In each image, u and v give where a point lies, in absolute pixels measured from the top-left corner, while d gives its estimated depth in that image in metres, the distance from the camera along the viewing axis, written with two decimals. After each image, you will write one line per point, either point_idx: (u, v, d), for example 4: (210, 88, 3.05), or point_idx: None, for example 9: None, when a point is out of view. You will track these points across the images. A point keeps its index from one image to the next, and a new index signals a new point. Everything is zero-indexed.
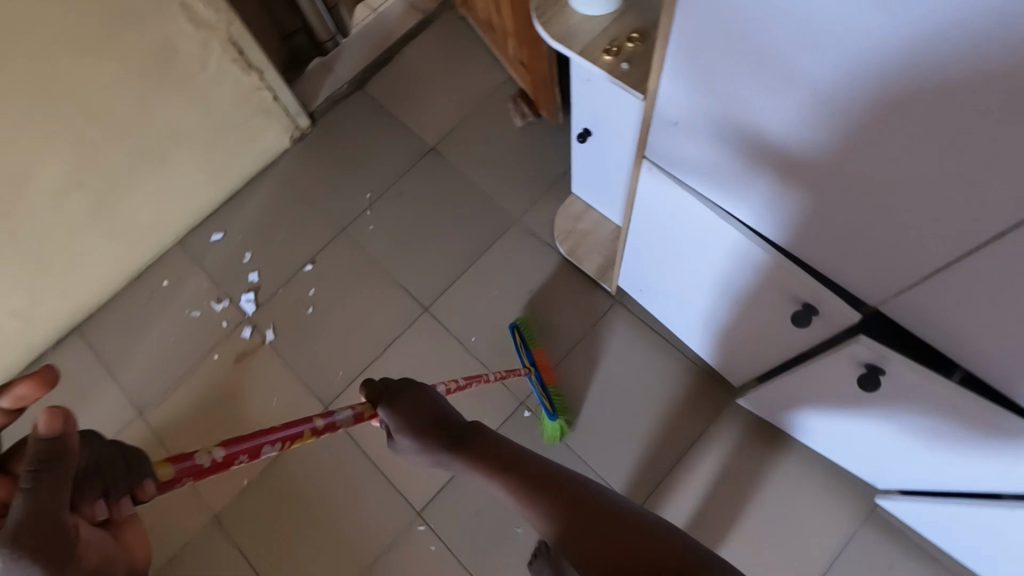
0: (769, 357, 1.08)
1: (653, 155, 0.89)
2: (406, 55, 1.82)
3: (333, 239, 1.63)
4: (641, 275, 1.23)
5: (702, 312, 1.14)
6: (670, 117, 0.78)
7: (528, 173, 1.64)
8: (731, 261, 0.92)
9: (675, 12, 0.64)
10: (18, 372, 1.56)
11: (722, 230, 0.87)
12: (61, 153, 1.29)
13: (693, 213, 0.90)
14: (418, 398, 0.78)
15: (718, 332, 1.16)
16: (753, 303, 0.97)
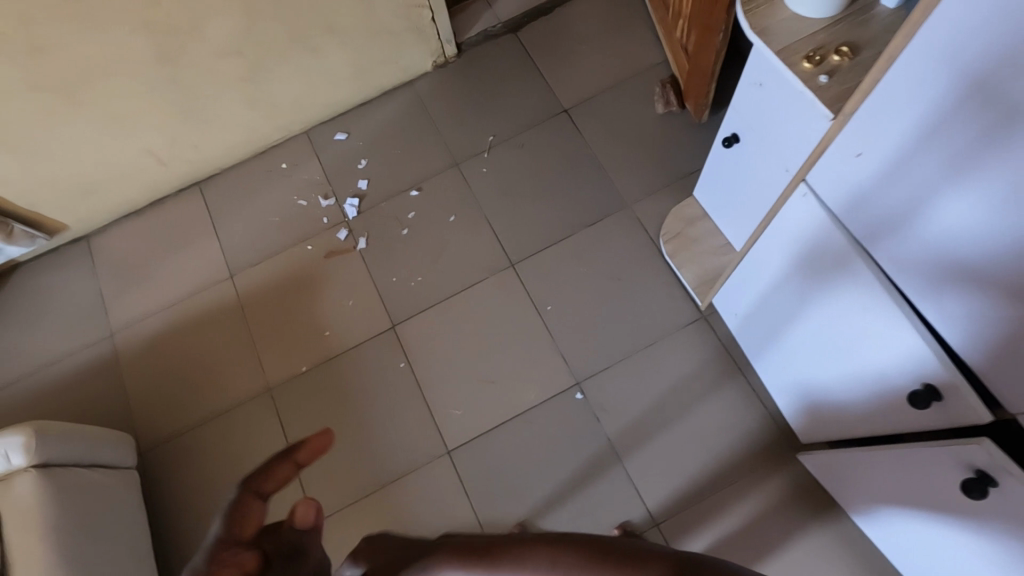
0: (859, 422, 1.02)
1: (814, 180, 0.83)
2: (569, 11, 1.78)
3: (445, 170, 1.65)
4: (744, 300, 1.21)
5: (799, 356, 1.09)
6: (851, 148, 0.73)
7: (654, 163, 1.58)
8: (861, 314, 0.85)
9: (918, 29, 0.57)
10: (142, 205, 1.71)
11: (863, 281, 0.81)
12: (232, 16, 1.35)
13: (837, 257, 0.84)
14: None
15: (809, 380, 1.11)
16: (869, 363, 0.90)
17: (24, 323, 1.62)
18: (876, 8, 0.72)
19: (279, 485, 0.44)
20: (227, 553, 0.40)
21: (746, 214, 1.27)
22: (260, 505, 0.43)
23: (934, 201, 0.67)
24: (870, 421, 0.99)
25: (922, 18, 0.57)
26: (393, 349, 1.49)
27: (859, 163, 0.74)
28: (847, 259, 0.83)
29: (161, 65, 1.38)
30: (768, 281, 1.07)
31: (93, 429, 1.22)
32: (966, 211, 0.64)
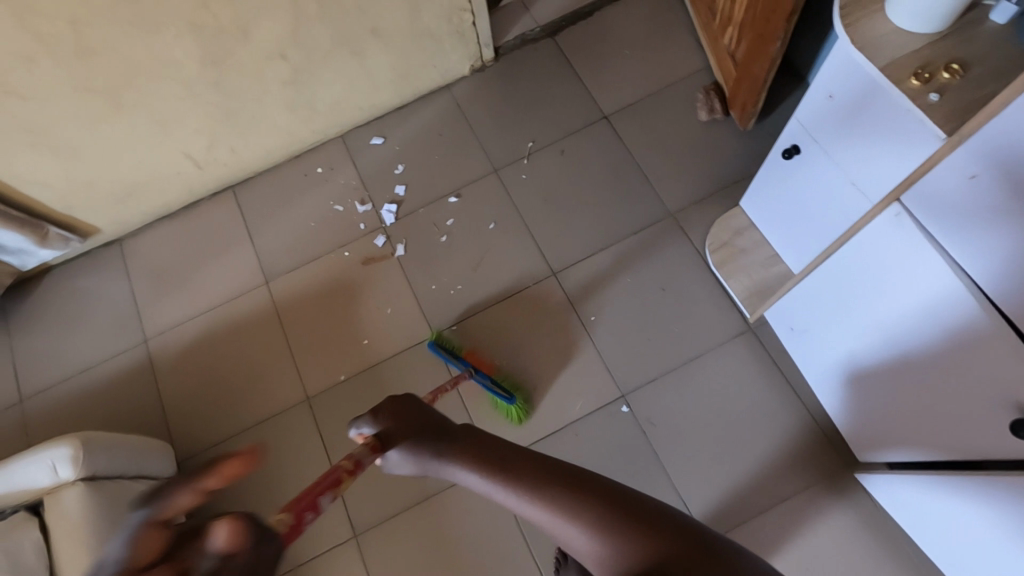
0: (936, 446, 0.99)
1: (910, 201, 0.81)
2: (609, 15, 1.76)
3: (484, 176, 1.63)
4: (808, 314, 1.19)
5: (874, 371, 1.07)
6: (962, 171, 0.72)
7: (697, 171, 1.56)
8: (964, 335, 0.83)
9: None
10: (175, 208, 1.68)
11: (965, 299, 0.80)
12: (280, 19, 1.33)
13: (937, 277, 0.82)
14: (406, 406, 0.79)
15: (881, 399, 1.08)
16: (962, 384, 0.88)
17: (58, 327, 1.59)
18: (985, 23, 0.70)
19: (179, 512, 0.50)
20: None
21: (803, 227, 1.25)
22: (159, 530, 0.49)
23: None
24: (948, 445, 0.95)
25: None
26: (433, 358, 1.47)
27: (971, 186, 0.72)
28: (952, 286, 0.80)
29: (206, 68, 1.36)
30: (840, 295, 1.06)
31: (138, 440, 1.20)
32: None
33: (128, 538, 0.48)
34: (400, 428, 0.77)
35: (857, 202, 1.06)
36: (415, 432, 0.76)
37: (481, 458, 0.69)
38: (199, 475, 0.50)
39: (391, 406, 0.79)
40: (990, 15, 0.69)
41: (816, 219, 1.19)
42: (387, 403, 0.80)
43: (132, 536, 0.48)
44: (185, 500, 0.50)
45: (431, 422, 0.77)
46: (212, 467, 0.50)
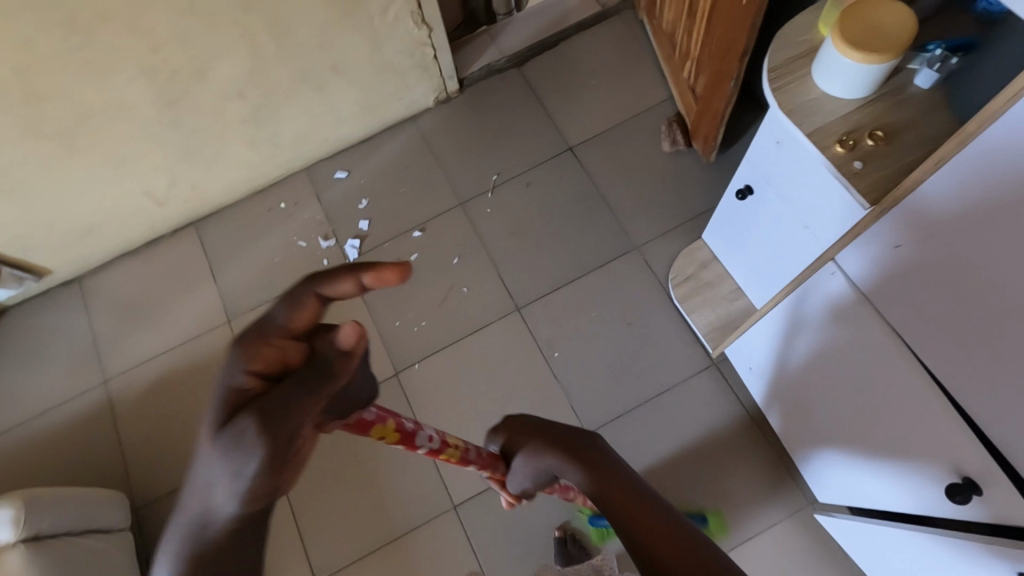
0: (874, 500, 0.98)
1: (842, 261, 0.81)
2: (574, 46, 1.76)
3: (448, 210, 1.62)
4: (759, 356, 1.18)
5: (817, 423, 1.05)
6: (890, 238, 0.71)
7: (661, 204, 1.56)
8: (895, 399, 0.82)
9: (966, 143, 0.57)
10: (136, 245, 1.66)
11: (899, 362, 0.79)
12: (236, 60, 1.33)
13: (870, 338, 0.82)
14: (529, 423, 0.79)
15: (824, 447, 1.07)
16: (891, 444, 0.87)
17: (15, 369, 1.56)
18: (909, 87, 0.70)
19: (338, 298, 0.47)
20: (268, 347, 0.47)
21: (761, 265, 1.25)
22: (316, 305, 0.47)
23: (961, 279, 0.65)
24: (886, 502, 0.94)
25: (976, 133, 0.56)
26: (396, 397, 1.46)
27: (896, 254, 0.72)
28: (886, 344, 0.79)
29: (162, 110, 1.35)
30: (786, 344, 1.04)
31: (102, 489, 1.23)
32: (996, 289, 0.61)
33: (287, 295, 0.47)
34: (526, 439, 0.76)
35: (808, 246, 1.06)
36: (534, 431, 0.76)
37: (615, 501, 0.63)
38: (351, 278, 0.46)
39: (506, 421, 0.81)
40: (913, 80, 0.70)
41: (774, 260, 1.19)
42: (507, 421, 0.81)
43: (297, 288, 0.47)
44: (341, 291, 0.47)
45: (555, 433, 0.75)
46: (386, 271, 0.45)
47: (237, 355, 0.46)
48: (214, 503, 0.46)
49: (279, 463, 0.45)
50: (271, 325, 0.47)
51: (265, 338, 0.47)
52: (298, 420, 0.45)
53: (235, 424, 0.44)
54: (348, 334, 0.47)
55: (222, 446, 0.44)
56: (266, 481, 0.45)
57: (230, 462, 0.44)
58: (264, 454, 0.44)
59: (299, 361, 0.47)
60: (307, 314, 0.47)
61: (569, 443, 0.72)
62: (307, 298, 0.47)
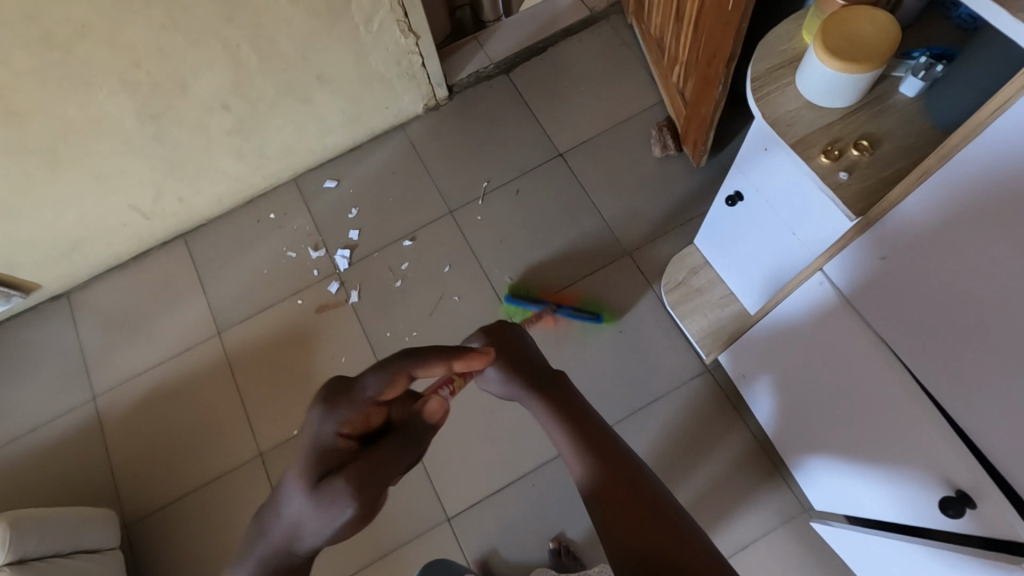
0: (869, 507, 0.96)
1: (831, 271, 0.80)
2: (563, 51, 1.75)
3: (438, 218, 1.61)
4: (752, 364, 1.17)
5: (813, 428, 1.04)
6: (878, 250, 0.70)
7: (651, 209, 1.55)
8: (885, 410, 0.81)
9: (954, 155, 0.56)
10: (124, 258, 1.64)
11: (886, 374, 0.78)
12: (219, 71, 1.32)
13: (858, 349, 0.81)
14: (510, 335, 0.91)
15: (819, 455, 1.05)
16: (883, 450, 0.86)
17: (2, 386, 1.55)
18: (894, 95, 0.69)
19: (423, 374, 0.70)
20: (363, 405, 0.67)
21: (752, 272, 1.24)
22: (404, 381, 0.68)
23: (950, 290, 0.63)
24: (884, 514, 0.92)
25: (960, 145, 0.55)
26: None
27: (884, 265, 0.71)
28: (875, 353, 0.79)
29: (145, 123, 1.33)
30: (777, 352, 1.04)
31: (89, 508, 1.21)
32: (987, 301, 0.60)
33: (382, 372, 0.67)
34: (501, 352, 0.88)
35: (798, 253, 1.05)
36: (514, 355, 0.88)
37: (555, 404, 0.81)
38: (434, 361, 0.70)
39: (490, 330, 0.91)
40: (898, 88, 0.69)
41: (765, 266, 1.18)
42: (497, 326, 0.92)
43: (391, 367, 0.67)
44: (429, 371, 0.70)
45: (529, 359, 0.88)
46: (471, 359, 0.74)
47: (340, 409, 0.66)
48: (306, 535, 0.63)
49: (360, 518, 0.62)
50: (363, 394, 0.67)
51: (366, 399, 0.67)
52: (386, 479, 0.64)
53: (333, 483, 0.61)
54: (439, 408, 0.71)
55: (323, 497, 0.61)
56: (352, 526, 0.62)
57: (320, 510, 0.61)
58: (353, 508, 0.61)
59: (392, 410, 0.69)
60: (395, 389, 0.68)
61: (544, 376, 0.86)
62: (399, 377, 0.67)
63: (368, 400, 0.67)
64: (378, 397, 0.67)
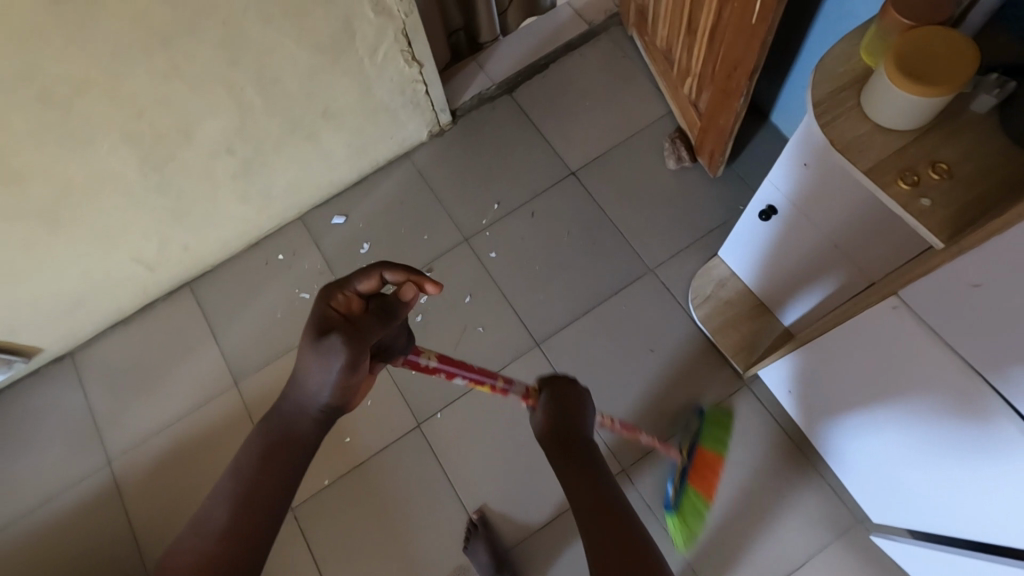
0: (921, 497, 1.00)
1: (908, 295, 0.77)
2: (564, 67, 1.73)
3: (453, 247, 1.57)
4: (800, 376, 1.17)
5: (862, 428, 1.06)
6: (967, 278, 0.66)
7: (671, 223, 1.53)
8: (955, 424, 0.81)
9: None
10: (129, 312, 1.58)
11: (954, 389, 0.77)
12: (222, 115, 1.26)
13: (926, 363, 0.80)
14: (572, 395, 0.86)
15: (880, 464, 1.06)
16: (938, 442, 0.87)
17: (10, 457, 1.47)
18: (966, 111, 0.70)
19: (385, 277, 0.78)
20: (347, 296, 0.76)
21: (786, 283, 1.22)
22: (377, 280, 0.77)
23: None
24: (924, 466, 0.94)
25: None
26: (421, 450, 1.40)
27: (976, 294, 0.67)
28: (940, 369, 0.78)
29: (147, 174, 1.28)
30: (832, 362, 1.04)
31: None
32: None
33: (364, 274, 0.77)
34: (558, 405, 0.84)
35: (843, 264, 1.05)
36: (568, 415, 0.82)
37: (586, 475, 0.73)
38: (393, 268, 0.78)
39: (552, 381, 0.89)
40: (970, 105, 0.70)
41: (801, 278, 1.17)
42: (551, 379, 0.89)
43: (370, 269, 0.77)
44: (394, 276, 0.79)
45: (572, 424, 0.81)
46: (408, 271, 0.79)
47: (335, 296, 0.75)
48: (315, 390, 0.73)
49: (352, 373, 0.73)
50: (351, 287, 0.76)
51: (352, 291, 0.77)
52: (369, 342, 0.74)
53: (325, 342, 0.71)
54: (413, 291, 0.80)
55: (320, 356, 0.71)
56: (346, 377, 0.72)
57: (323, 364, 0.71)
58: (346, 360, 0.71)
59: (363, 309, 0.77)
60: (369, 284, 0.77)
61: (577, 437, 0.80)
62: (369, 276, 0.77)
63: (355, 292, 0.77)
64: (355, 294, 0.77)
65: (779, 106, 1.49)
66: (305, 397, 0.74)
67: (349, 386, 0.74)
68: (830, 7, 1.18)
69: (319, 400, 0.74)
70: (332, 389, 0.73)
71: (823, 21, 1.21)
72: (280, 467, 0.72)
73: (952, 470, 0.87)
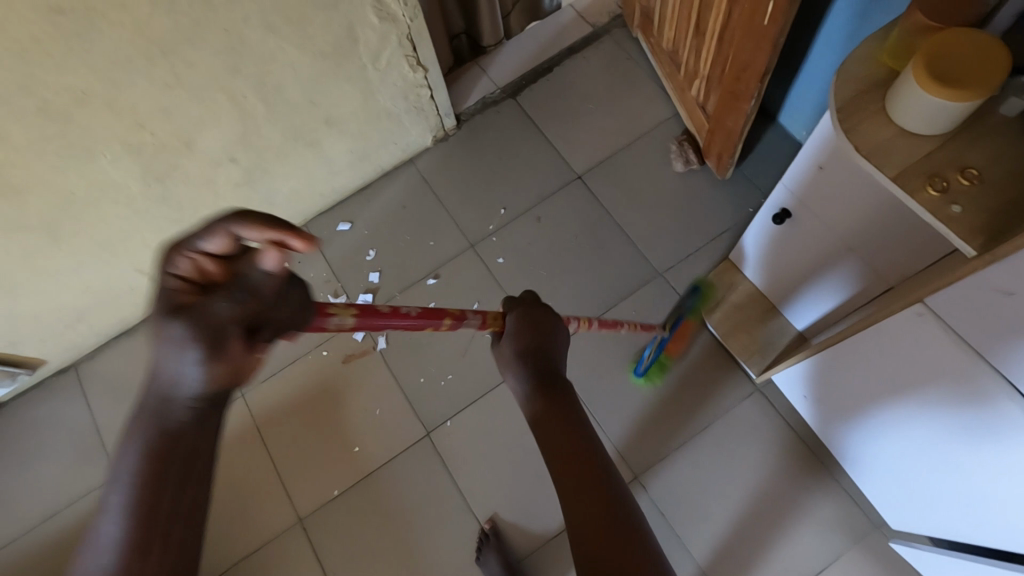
0: (935, 494, 1.00)
1: (935, 302, 0.77)
2: (569, 70, 1.72)
3: (459, 253, 1.56)
4: (805, 382, 1.19)
5: (879, 432, 1.06)
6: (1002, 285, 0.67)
7: (680, 226, 1.51)
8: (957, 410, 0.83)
9: None
10: (132, 323, 1.56)
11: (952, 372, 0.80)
12: (225, 124, 1.25)
13: (927, 354, 0.83)
14: (539, 318, 0.79)
15: (893, 465, 1.07)
16: (945, 433, 0.88)
17: (15, 472, 1.46)
18: (993, 114, 0.69)
19: (234, 231, 0.46)
20: (186, 258, 0.46)
21: (799, 287, 1.21)
22: (231, 237, 0.46)
23: None
24: (929, 457, 0.96)
25: None
26: (431, 459, 1.38)
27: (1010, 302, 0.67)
28: (939, 358, 0.81)
29: (150, 184, 1.26)
30: (833, 364, 1.07)
31: None
32: None
33: (218, 226, 0.46)
34: (525, 330, 0.77)
35: (859, 268, 1.03)
36: (538, 340, 0.77)
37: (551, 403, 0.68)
38: (254, 223, 0.46)
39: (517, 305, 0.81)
40: (998, 108, 0.69)
41: (814, 282, 1.15)
42: (521, 302, 0.81)
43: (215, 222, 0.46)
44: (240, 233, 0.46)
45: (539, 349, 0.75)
46: (275, 225, 0.46)
47: (173, 262, 0.47)
48: (182, 389, 0.50)
49: (239, 363, 0.51)
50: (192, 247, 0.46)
51: (197, 252, 0.46)
52: (231, 333, 0.49)
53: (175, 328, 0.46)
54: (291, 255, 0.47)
55: (169, 345, 0.47)
56: (212, 373, 0.49)
57: (178, 355, 0.48)
58: (198, 351, 0.48)
59: (208, 277, 0.48)
60: (217, 245, 0.46)
61: (551, 371, 0.73)
62: (220, 230, 0.46)
63: (197, 251, 0.46)
64: (205, 258, 0.47)
65: (786, 107, 1.48)
66: (164, 384, 0.50)
67: (222, 377, 0.50)
68: (840, 9, 1.17)
69: (184, 397, 0.50)
70: (197, 382, 0.50)
71: (833, 23, 1.20)
72: (193, 470, 0.49)
73: (954, 455, 0.89)
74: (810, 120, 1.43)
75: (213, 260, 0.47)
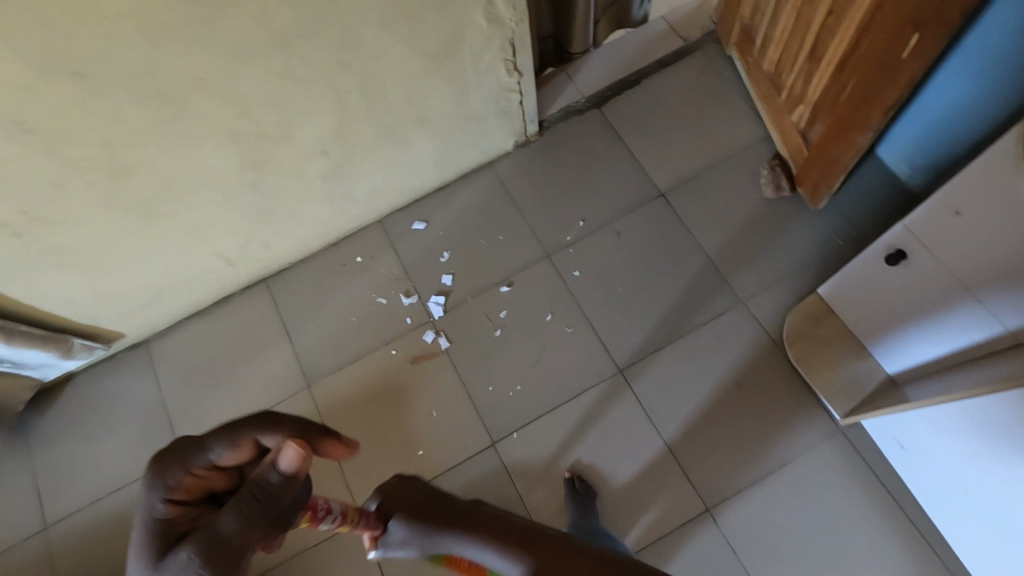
0: (992, 534, 1.05)
1: None
2: (656, 84, 1.68)
3: (534, 261, 1.53)
4: (892, 431, 1.21)
5: (982, 490, 1.03)
6: None
7: (765, 253, 1.47)
8: None
9: None
10: (205, 304, 1.57)
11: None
12: (323, 117, 1.24)
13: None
14: (406, 480, 0.82)
15: (992, 522, 1.04)
16: None
17: (84, 442, 1.48)
18: None
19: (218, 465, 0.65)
20: (187, 477, 0.64)
21: (897, 333, 1.17)
22: (243, 455, 0.67)
23: None
24: (1003, 498, 0.98)
25: None
26: (496, 469, 1.37)
27: None
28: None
29: (245, 173, 1.26)
30: (926, 412, 1.08)
31: None
32: None
33: (221, 443, 0.64)
34: (399, 501, 0.78)
35: (977, 318, 0.97)
36: (416, 505, 0.75)
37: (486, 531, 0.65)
38: (262, 427, 0.66)
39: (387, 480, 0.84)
40: None
41: (925, 329, 1.09)
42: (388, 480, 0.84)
43: (235, 433, 0.65)
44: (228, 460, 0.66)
45: (428, 496, 0.76)
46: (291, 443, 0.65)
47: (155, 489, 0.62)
48: None
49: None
50: (198, 459, 0.64)
51: (176, 479, 0.63)
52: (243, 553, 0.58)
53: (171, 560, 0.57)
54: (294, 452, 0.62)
55: None
56: None
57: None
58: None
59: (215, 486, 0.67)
60: (217, 474, 0.67)
61: (451, 514, 0.70)
62: (196, 467, 0.64)
63: (207, 467, 0.65)
64: (211, 472, 0.66)
65: (889, 142, 1.42)
66: None
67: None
68: (965, 50, 1.13)
69: None
70: None
71: (955, 60, 1.16)
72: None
73: None
74: (915, 157, 1.37)
75: (230, 472, 0.68)
